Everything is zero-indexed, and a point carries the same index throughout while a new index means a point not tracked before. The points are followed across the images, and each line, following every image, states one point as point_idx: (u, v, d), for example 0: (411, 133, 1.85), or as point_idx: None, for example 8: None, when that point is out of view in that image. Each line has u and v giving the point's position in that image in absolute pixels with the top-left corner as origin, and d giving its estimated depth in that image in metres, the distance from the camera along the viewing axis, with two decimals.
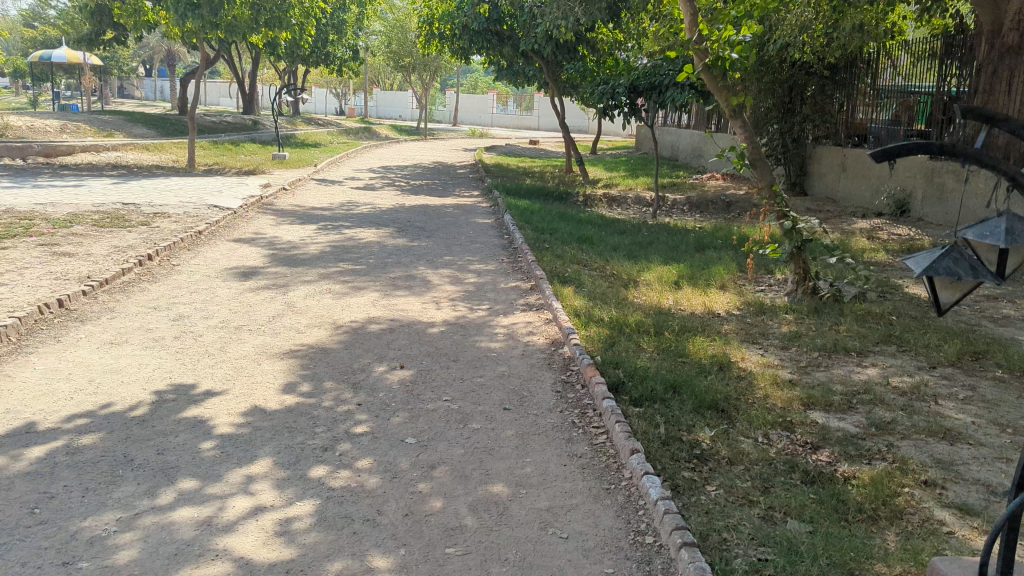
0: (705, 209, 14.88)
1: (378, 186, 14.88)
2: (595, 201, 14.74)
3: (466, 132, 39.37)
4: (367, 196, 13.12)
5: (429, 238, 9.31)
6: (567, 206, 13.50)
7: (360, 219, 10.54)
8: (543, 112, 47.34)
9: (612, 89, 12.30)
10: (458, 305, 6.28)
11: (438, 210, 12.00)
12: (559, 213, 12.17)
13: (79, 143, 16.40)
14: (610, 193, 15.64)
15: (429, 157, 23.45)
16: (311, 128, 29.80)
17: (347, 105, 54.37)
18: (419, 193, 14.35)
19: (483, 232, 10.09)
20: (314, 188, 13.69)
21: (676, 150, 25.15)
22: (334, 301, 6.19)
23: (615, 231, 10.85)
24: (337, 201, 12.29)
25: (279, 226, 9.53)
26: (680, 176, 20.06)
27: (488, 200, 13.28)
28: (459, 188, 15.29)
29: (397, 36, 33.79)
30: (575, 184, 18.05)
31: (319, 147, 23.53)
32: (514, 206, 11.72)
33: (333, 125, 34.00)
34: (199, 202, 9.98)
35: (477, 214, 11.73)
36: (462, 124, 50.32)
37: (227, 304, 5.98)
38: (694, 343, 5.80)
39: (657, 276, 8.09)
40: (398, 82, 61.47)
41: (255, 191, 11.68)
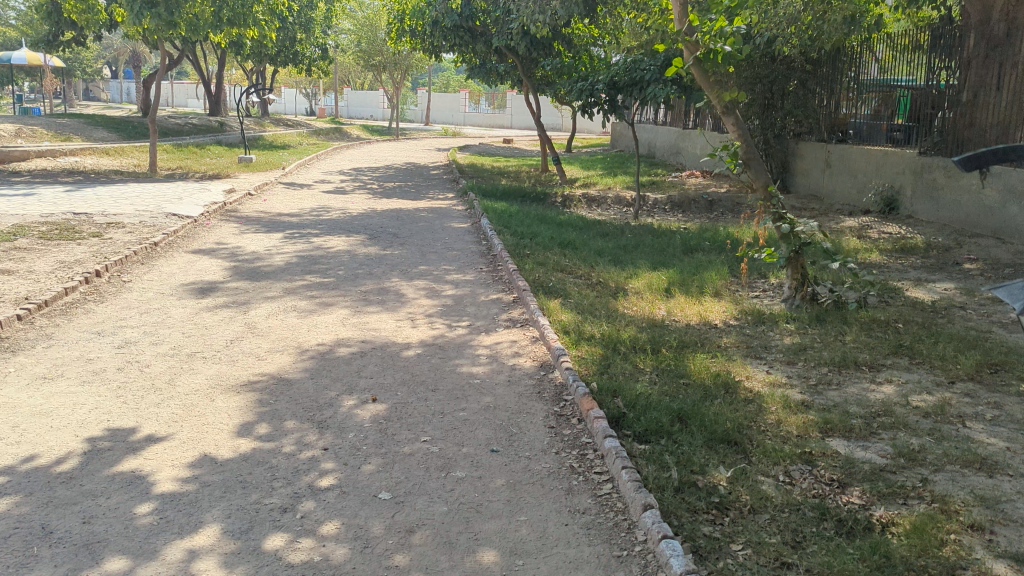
0: (687, 208, 14.45)
1: (349, 190, 14.30)
2: (575, 202, 14.26)
3: (439, 131, 38.78)
4: (337, 200, 12.53)
5: (402, 245, 8.77)
6: (545, 207, 13.00)
7: (329, 225, 9.97)
8: (516, 110, 46.89)
9: (591, 85, 11.77)
10: (435, 322, 5.75)
11: (411, 214, 11.46)
12: (538, 215, 11.67)
13: (34, 148, 15.65)
14: (590, 192, 15.18)
15: (401, 157, 22.86)
16: (280, 129, 29.11)
17: (317, 105, 53.51)
18: (391, 196, 13.79)
19: (459, 238, 9.56)
20: (280, 193, 13.09)
21: (653, 148, 24.77)
22: (299, 321, 5.64)
23: (598, 234, 10.39)
24: (305, 206, 11.71)
25: (242, 235, 8.94)
26: (659, 174, 19.65)
27: (464, 203, 12.75)
28: (433, 190, 14.75)
29: (367, 35, 33.13)
30: (553, 184, 17.56)
31: (288, 149, 22.86)
32: (491, 209, 11.20)
33: (303, 126, 33.28)
34: (156, 210, 9.36)
35: (454, 217, 11.20)
36: (434, 123, 49.71)
37: (179, 325, 5.40)
38: (694, 361, 5.32)
39: (646, 283, 7.62)
40: (370, 81, 60.69)
41: (218, 197, 11.07)
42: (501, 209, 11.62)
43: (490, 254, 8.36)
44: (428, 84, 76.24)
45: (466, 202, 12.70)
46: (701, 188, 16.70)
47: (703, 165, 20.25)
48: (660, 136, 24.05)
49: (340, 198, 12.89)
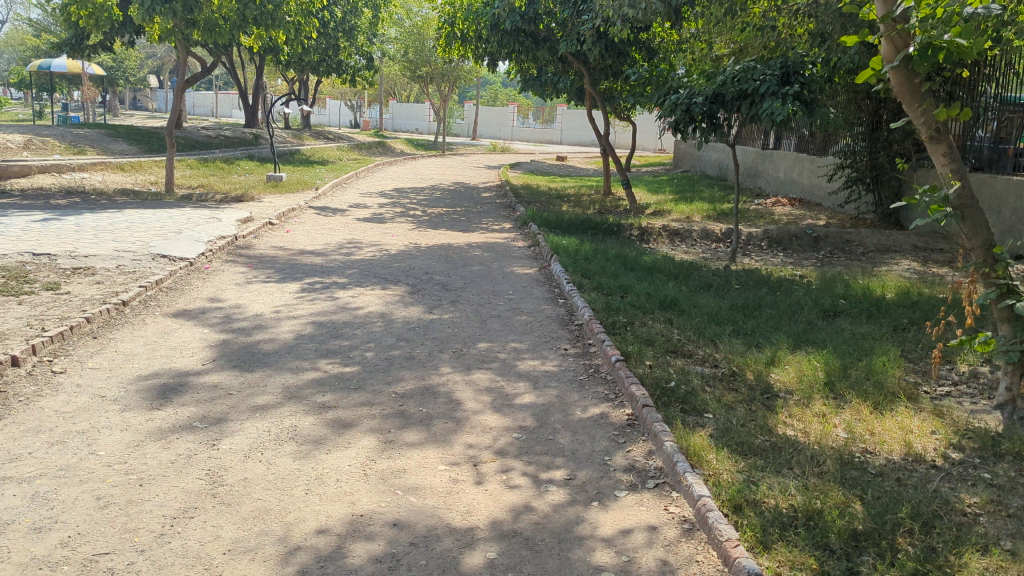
0: (787, 245, 12.20)
1: (388, 217, 12.29)
2: (654, 236, 12.07)
3: (487, 146, 36.84)
4: (372, 233, 10.49)
5: (453, 304, 6.65)
6: (622, 243, 10.86)
7: (360, 270, 7.91)
8: (568, 123, 45.06)
9: (687, 97, 9.57)
10: (511, 471, 3.58)
11: (460, 252, 9.38)
12: (618, 255, 9.52)
13: (39, 162, 13.96)
14: (668, 224, 13.00)
15: (446, 176, 20.89)
16: (320, 143, 27.47)
17: (361, 118, 52.03)
18: (437, 226, 11.74)
19: (525, 289, 7.44)
20: (307, 221, 11.11)
21: (725, 169, 22.58)
22: (293, 466, 3.51)
23: (700, 286, 8.25)
24: (336, 239, 9.74)
25: (246, 285, 6.91)
26: (738, 200, 17.38)
27: (524, 238, 10.64)
28: (486, 219, 12.68)
29: (414, 44, 31.35)
30: (619, 212, 15.38)
31: (325, 165, 21.08)
32: (562, 247, 9.09)
33: (344, 139, 31.59)
34: (143, 248, 7.39)
35: (514, 259, 9.10)
36: (482, 137, 47.83)
37: (100, 476, 3.33)
38: (966, 571, 2.92)
39: (798, 378, 5.40)
40: (416, 93, 59.15)
41: (229, 228, 9.12)
42: (572, 246, 9.50)
43: (571, 322, 6.19)
44: (476, 97, 74.52)
45: (526, 237, 10.59)
46: (795, 220, 14.39)
47: (787, 192, 17.97)
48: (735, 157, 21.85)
49: (376, 229, 10.89)
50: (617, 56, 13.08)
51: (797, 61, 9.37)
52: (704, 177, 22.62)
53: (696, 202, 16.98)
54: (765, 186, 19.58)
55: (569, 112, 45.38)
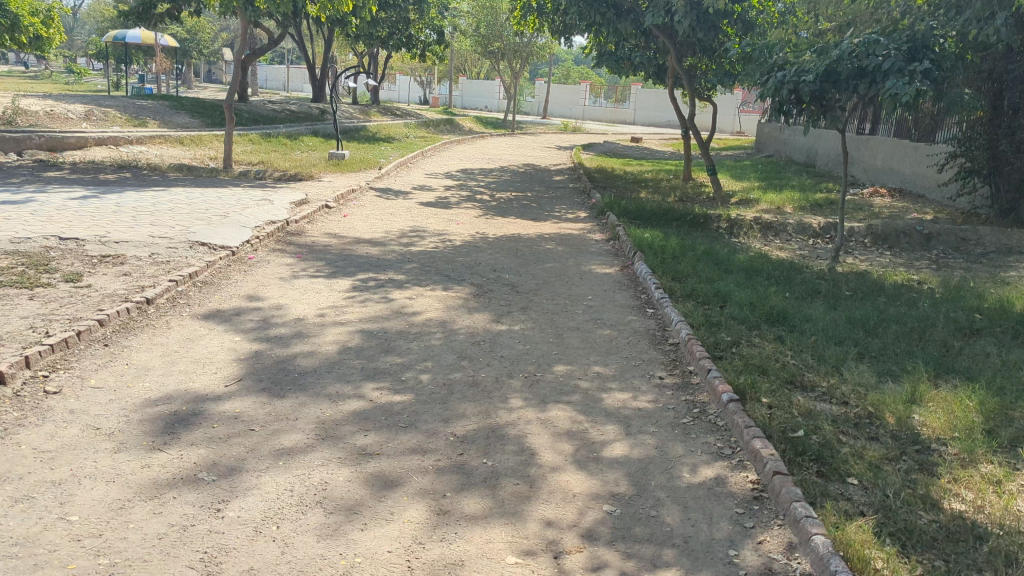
0: (895, 243, 10.91)
1: (453, 202, 11.43)
2: (744, 230, 10.93)
3: (558, 126, 35.74)
4: (435, 220, 9.65)
5: (523, 311, 5.73)
6: (711, 238, 9.77)
7: (420, 265, 7.04)
8: (641, 103, 43.64)
9: (795, 74, 8.41)
10: (605, 572, 2.64)
11: (531, 246, 8.44)
12: (707, 253, 8.45)
13: (96, 134, 13.52)
14: (759, 216, 11.83)
15: (516, 157, 19.94)
16: (387, 120, 26.83)
17: (431, 95, 51.33)
18: (506, 213, 10.82)
19: (605, 293, 6.47)
20: (366, 204, 10.32)
21: (814, 155, 21.09)
22: (316, 549, 2.66)
23: (807, 293, 7.16)
24: (396, 227, 8.93)
25: (290, 282, 6.11)
26: (831, 190, 16.01)
27: (602, 229, 9.65)
28: (559, 206, 11.71)
29: (487, 19, 30.33)
30: (702, 200, 14.22)
31: (391, 143, 20.37)
32: (645, 243, 8.07)
33: (412, 116, 30.89)
34: (182, 234, 6.67)
35: (591, 254, 8.12)
36: (552, 116, 46.64)
37: (61, 560, 2.51)
38: None
39: (952, 421, 4.31)
40: (486, 70, 58.19)
41: (281, 211, 8.37)
42: (656, 242, 8.46)
43: (663, 340, 5.18)
44: (547, 75, 73.09)
45: (604, 229, 9.58)
46: (899, 213, 13.03)
47: (885, 181, 16.49)
48: (826, 141, 20.37)
49: (440, 215, 10.04)
50: (708, 30, 11.89)
51: (928, 33, 8.11)
52: (791, 163, 21.17)
53: (785, 191, 15.69)
54: (858, 174, 18.11)
55: (644, 91, 43.85)
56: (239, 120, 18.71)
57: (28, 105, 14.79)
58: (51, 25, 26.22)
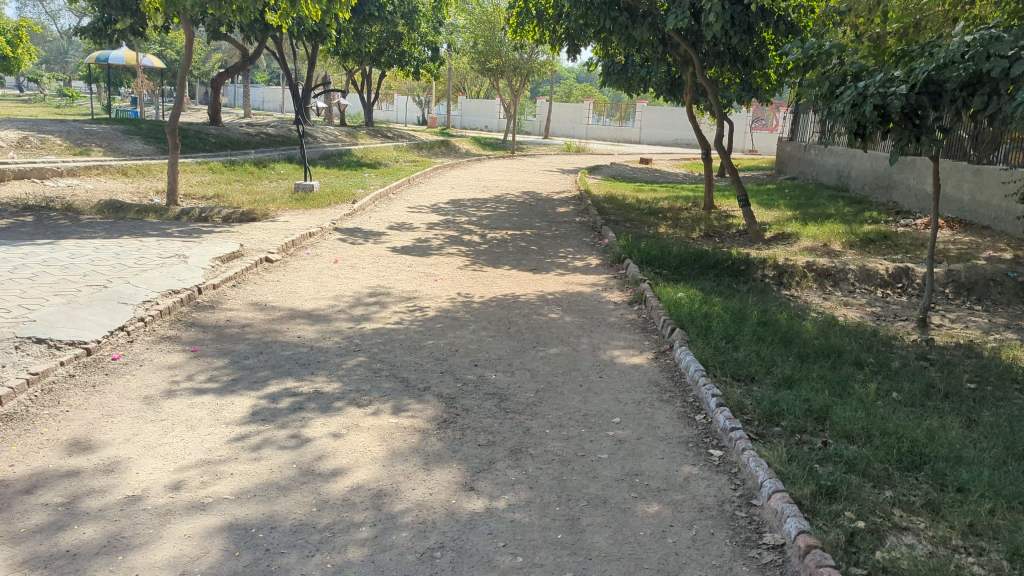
0: (984, 294, 8.78)
1: (434, 245, 9.35)
2: (796, 279, 8.83)
3: (560, 147, 33.77)
4: (406, 275, 7.57)
5: (513, 458, 3.61)
6: (761, 297, 7.65)
7: (368, 358, 4.92)
8: (647, 121, 41.76)
9: (882, 84, 6.28)
10: None
11: (529, 315, 6.35)
12: (767, 325, 6.31)
13: (18, 165, 11.45)
14: (809, 258, 9.74)
15: (514, 183, 17.90)
16: (376, 142, 24.84)
17: (429, 115, 49.46)
18: (498, 260, 8.74)
19: (638, 408, 4.34)
20: (321, 254, 8.23)
21: (846, 177, 19.08)
22: None
23: (927, 393, 5.00)
24: (353, 288, 6.84)
25: (158, 406, 3.99)
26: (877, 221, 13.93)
27: (620, 285, 7.56)
28: (563, 248, 9.63)
29: (484, 34, 28.39)
30: (732, 237, 12.13)
31: (376, 170, 18.33)
32: (684, 313, 5.95)
33: (404, 138, 28.89)
34: (16, 322, 4.54)
35: (612, 329, 6.00)
36: (554, 135, 44.72)
37: None
38: None
39: None
40: (485, 88, 56.42)
41: (194, 273, 6.26)
42: (698, 309, 6.32)
43: (754, 535, 3.02)
44: (547, 93, 71.50)
45: (623, 287, 7.48)
46: (971, 250, 10.92)
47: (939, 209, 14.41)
48: (861, 163, 18.38)
49: (414, 268, 7.94)
50: (744, 34, 9.83)
51: None
52: (820, 187, 19.13)
53: (825, 222, 13.61)
54: (904, 201, 16.10)
55: (648, 108, 41.95)
56: (204, 145, 16.67)
57: None
58: (19, 45, 24.23)
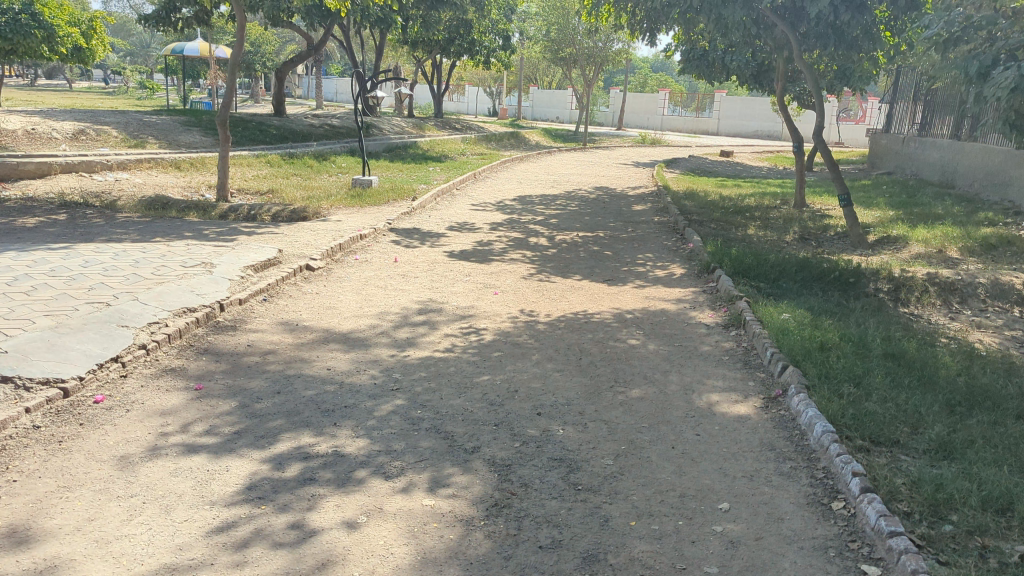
0: None
1: (497, 249, 8.41)
2: (915, 293, 7.59)
3: (634, 139, 32.48)
4: (463, 286, 6.64)
5: (588, 572, 2.62)
6: (881, 320, 6.47)
7: (407, 403, 4.00)
8: (726, 112, 40.10)
9: None
10: None
11: (605, 339, 5.33)
12: (897, 359, 5.17)
13: (67, 158, 10.95)
14: (929, 268, 8.45)
15: (586, 177, 16.85)
16: (445, 134, 24.09)
17: (500, 106, 48.60)
18: (568, 268, 7.75)
19: (753, 488, 3.30)
20: (369, 259, 7.37)
21: (952, 172, 17.42)
22: None
23: None
24: (399, 304, 5.95)
25: (132, 472, 3.13)
26: (995, 223, 12.44)
27: (710, 303, 6.47)
28: (642, 254, 8.59)
29: (557, 21, 27.31)
30: (830, 240, 10.87)
31: (441, 162, 17.54)
32: (798, 345, 4.85)
33: (473, 129, 28.05)
34: None
35: (706, 362, 4.93)
36: (627, 126, 43.34)
37: None
38: None
39: None
40: (557, 78, 55.29)
41: (218, 285, 5.46)
42: (812, 339, 5.21)
43: None
44: (621, 83, 70.00)
45: (715, 305, 6.38)
46: None
47: None
48: (970, 157, 16.74)
49: (473, 277, 7.01)
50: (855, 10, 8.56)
51: None
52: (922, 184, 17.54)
53: (935, 224, 12.20)
54: (1023, 199, 14.47)
55: (727, 99, 40.25)
56: (265, 136, 16.10)
57: (4, 121, 12.34)
58: (93, 36, 24.18)
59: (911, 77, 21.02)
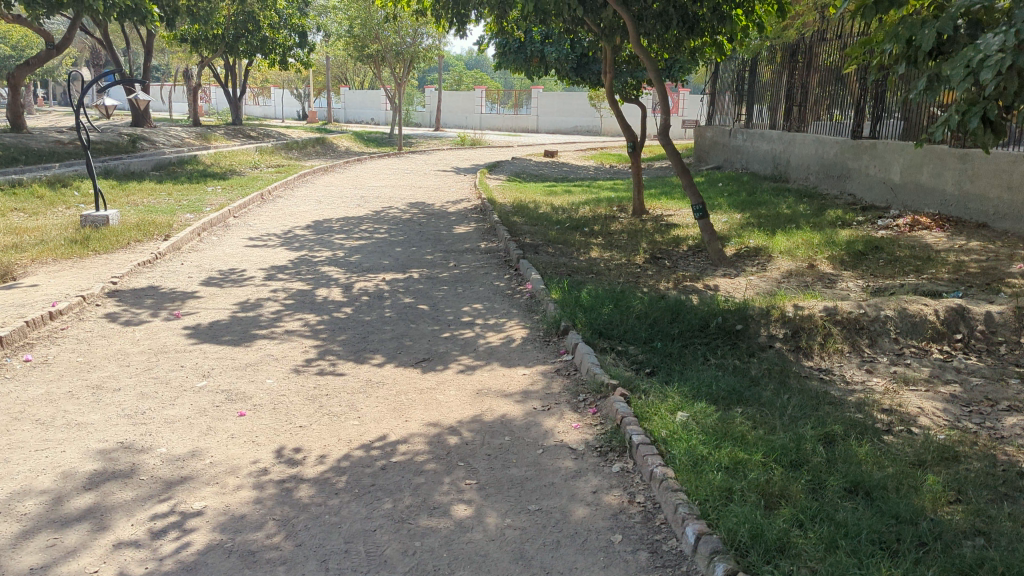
0: None
1: (267, 316, 5.98)
2: (818, 340, 5.91)
3: (452, 140, 30.48)
4: (192, 402, 4.20)
5: None
6: (799, 398, 4.68)
7: None
8: (543, 109, 39.09)
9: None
10: None
11: (411, 512, 3.11)
12: (873, 500, 3.30)
13: None
14: (816, 299, 6.86)
15: (399, 190, 14.60)
16: (237, 144, 21.04)
17: (309, 109, 45.25)
18: (366, 339, 5.47)
19: None
20: (50, 361, 4.75)
21: (786, 166, 16.59)
22: None
23: None
24: (53, 464, 3.45)
25: None
26: (849, 224, 11.37)
27: (569, 397, 4.40)
28: (468, 306, 6.45)
29: (359, 14, 24.74)
30: (686, 259, 9.30)
31: (223, 180, 14.68)
32: (738, 511, 2.86)
33: (272, 137, 24.99)
34: None
35: (584, 554, 2.84)
36: (446, 127, 41.42)
37: None
38: None
39: None
40: (369, 77, 52.55)
41: None
42: (742, 480, 3.26)
43: None
44: (435, 82, 68.26)
45: (577, 402, 4.32)
46: (993, 268, 8.40)
47: (921, 204, 12.02)
48: (803, 149, 15.92)
49: (213, 378, 4.57)
50: None
51: None
52: (755, 179, 16.62)
53: (790, 229, 10.90)
54: (864, 193, 13.63)
55: (545, 95, 39.23)
56: None
57: None
58: None
59: (731, 67, 20.23)
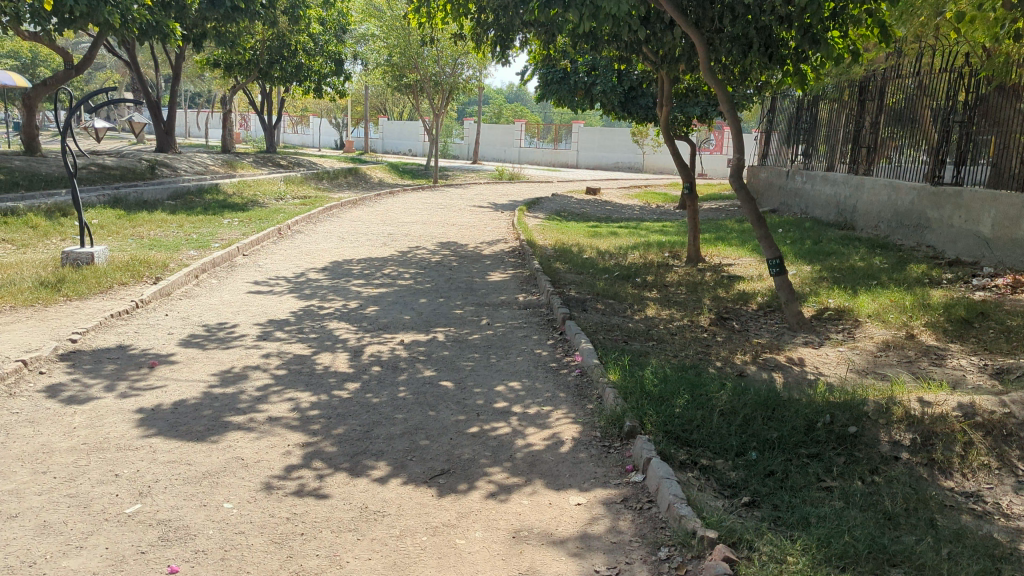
0: None
1: (249, 394, 4.74)
2: (957, 451, 4.49)
3: (489, 174, 29.40)
4: (107, 545, 2.95)
5: None
6: (965, 556, 3.29)
7: None
8: (584, 144, 37.99)
9: None
10: None
11: None
12: None
13: None
14: (937, 388, 5.47)
15: (430, 227, 13.44)
16: (264, 174, 20.06)
17: (346, 139, 44.61)
18: (368, 434, 4.20)
19: None
20: None
21: (852, 213, 15.18)
22: None
23: None
24: None
25: None
26: (938, 282, 9.93)
27: (644, 553, 3.08)
28: (502, 384, 5.17)
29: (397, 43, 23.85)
30: (757, 322, 7.95)
31: (242, 212, 13.63)
32: None
33: (303, 166, 24.05)
34: None
35: None
36: (483, 160, 40.46)
37: None
38: None
39: None
40: (408, 108, 52.01)
41: None
42: None
43: None
44: (473, 115, 67.65)
45: (658, 563, 3.01)
46: None
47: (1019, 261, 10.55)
48: (872, 195, 14.51)
49: (152, 498, 3.33)
50: None
51: None
52: (818, 226, 15.23)
53: (872, 287, 9.50)
54: (947, 246, 12.16)
55: (586, 130, 38.15)
56: None
57: None
58: None
59: (789, 105, 18.92)
